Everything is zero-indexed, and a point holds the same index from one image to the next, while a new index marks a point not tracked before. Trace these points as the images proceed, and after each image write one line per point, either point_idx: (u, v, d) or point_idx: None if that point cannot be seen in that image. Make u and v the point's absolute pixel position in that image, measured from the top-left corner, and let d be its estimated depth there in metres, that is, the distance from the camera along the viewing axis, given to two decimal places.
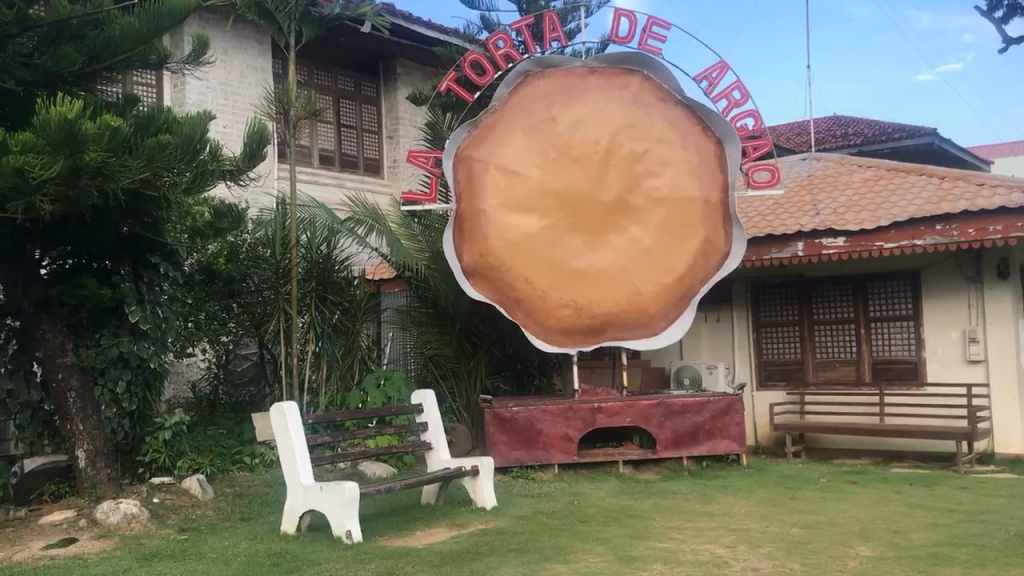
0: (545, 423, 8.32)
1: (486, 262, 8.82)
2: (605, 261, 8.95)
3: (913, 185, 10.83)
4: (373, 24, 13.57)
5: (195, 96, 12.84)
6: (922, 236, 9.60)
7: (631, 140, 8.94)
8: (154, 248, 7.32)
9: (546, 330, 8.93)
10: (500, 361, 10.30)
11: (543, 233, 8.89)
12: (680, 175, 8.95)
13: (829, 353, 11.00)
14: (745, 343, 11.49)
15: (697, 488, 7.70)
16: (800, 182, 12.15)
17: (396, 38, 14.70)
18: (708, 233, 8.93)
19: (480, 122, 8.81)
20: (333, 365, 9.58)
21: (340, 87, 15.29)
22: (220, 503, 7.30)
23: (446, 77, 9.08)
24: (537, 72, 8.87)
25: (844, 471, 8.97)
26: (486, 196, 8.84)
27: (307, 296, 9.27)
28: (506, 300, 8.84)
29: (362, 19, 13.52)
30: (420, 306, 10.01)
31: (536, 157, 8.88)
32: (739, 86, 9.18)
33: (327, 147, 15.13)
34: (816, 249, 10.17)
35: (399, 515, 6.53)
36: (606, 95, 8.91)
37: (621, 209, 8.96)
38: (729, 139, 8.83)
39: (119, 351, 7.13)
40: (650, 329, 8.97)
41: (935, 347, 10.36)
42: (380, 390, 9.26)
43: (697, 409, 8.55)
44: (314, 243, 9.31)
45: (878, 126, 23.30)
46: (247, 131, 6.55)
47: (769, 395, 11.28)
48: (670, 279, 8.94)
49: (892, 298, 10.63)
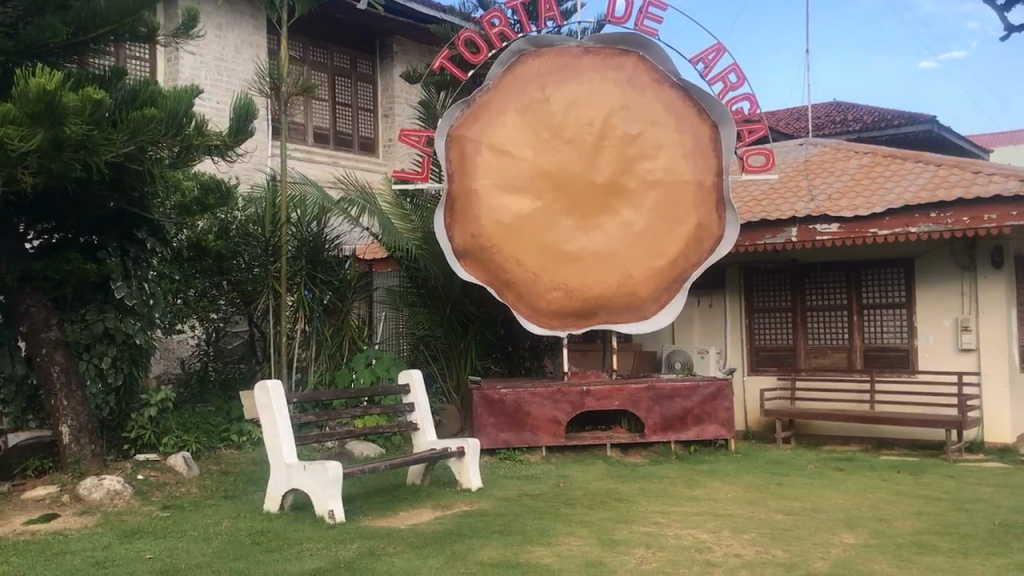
0: (534, 406, 8.29)
1: (478, 243, 8.75)
2: (597, 243, 8.89)
3: (908, 172, 10.77)
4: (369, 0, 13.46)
5: (189, 71, 12.74)
6: (917, 223, 9.55)
7: (626, 122, 8.86)
8: (141, 224, 7.29)
9: (536, 312, 8.89)
10: (491, 343, 10.26)
11: (535, 214, 8.81)
12: (674, 157, 8.89)
13: (821, 339, 10.98)
14: (736, 328, 11.47)
15: (685, 472, 7.68)
16: (796, 167, 12.10)
17: (392, 15, 14.59)
18: (701, 217, 8.89)
19: (472, 101, 8.71)
20: (322, 343, 9.58)
21: (335, 64, 15.20)
22: (205, 481, 7.28)
23: (440, 55, 8.98)
24: (532, 52, 8.78)
25: (833, 457, 8.96)
26: (478, 176, 8.75)
27: (297, 275, 9.17)
28: (497, 282, 8.79)
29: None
30: (411, 286, 9.96)
31: (529, 138, 8.79)
32: (735, 69, 9.11)
33: (322, 124, 15.05)
34: (810, 235, 10.11)
35: (383, 495, 6.50)
36: (601, 76, 8.83)
37: (614, 192, 8.90)
38: (724, 122, 8.80)
39: (104, 327, 7.13)
40: (641, 313, 8.95)
41: (926, 335, 10.33)
42: (370, 369, 9.23)
43: (686, 393, 8.52)
44: (303, 221, 9.17)
45: (877, 112, 23.23)
46: (233, 105, 6.44)
47: (760, 380, 11.26)
48: (662, 262, 8.91)
49: (886, 286, 10.60)
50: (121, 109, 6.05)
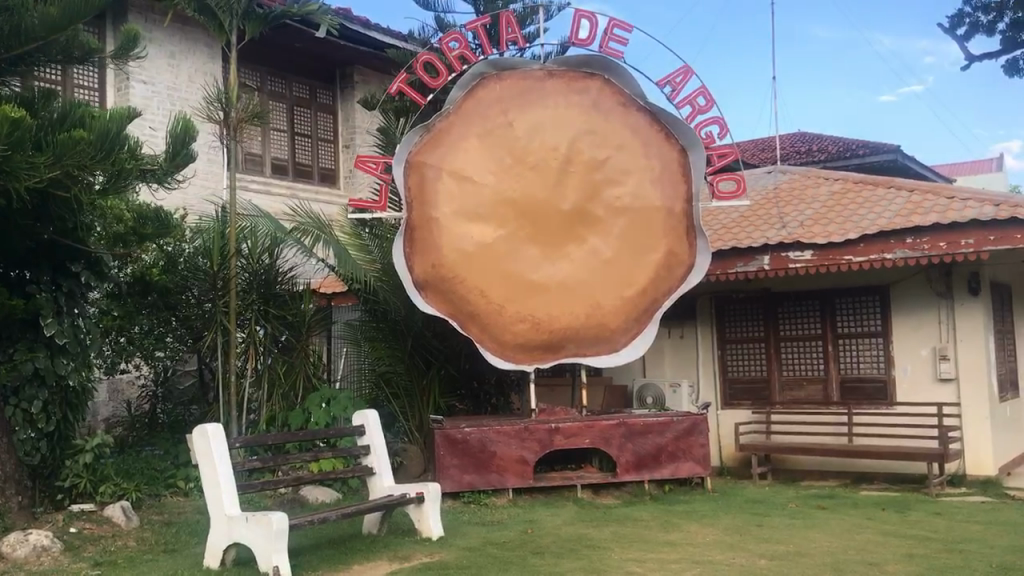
0: (499, 445, 7.83)
1: (439, 274, 8.31)
2: (563, 273, 8.53)
3: (881, 198, 10.54)
4: (327, 28, 13.11)
5: (140, 100, 12.27)
6: (892, 249, 9.28)
7: (593, 146, 8.53)
8: (76, 257, 6.79)
9: (501, 345, 8.45)
10: (455, 379, 9.80)
11: (498, 243, 8.42)
12: (642, 184, 8.56)
13: (796, 371, 10.65)
14: (709, 360, 11.12)
15: (660, 514, 7.25)
16: (766, 194, 11.83)
17: (347, 42, 14.27)
18: (671, 245, 8.55)
19: (432, 125, 8.32)
20: (276, 381, 9.01)
21: (294, 94, 14.83)
22: (144, 533, 6.72)
23: (396, 79, 8.61)
24: (494, 75, 8.41)
25: (813, 494, 8.56)
26: (439, 204, 8.34)
27: (248, 309, 8.70)
28: (460, 315, 8.34)
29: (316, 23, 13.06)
30: (370, 321, 9.52)
31: (492, 163, 8.42)
32: (704, 92, 8.82)
33: (280, 155, 14.63)
34: (783, 263, 9.81)
35: (336, 547, 6.01)
36: (565, 100, 8.49)
37: (581, 219, 8.55)
38: (693, 147, 8.48)
39: (34, 368, 6.54)
40: (611, 346, 8.55)
41: (904, 366, 10.04)
42: (326, 409, 8.74)
43: (659, 430, 8.09)
44: (255, 253, 8.68)
45: (843, 143, 23.23)
46: (172, 128, 5.94)
47: (734, 414, 10.89)
48: (631, 292, 8.54)
49: (861, 315, 10.31)
50: (49, 134, 5.55)
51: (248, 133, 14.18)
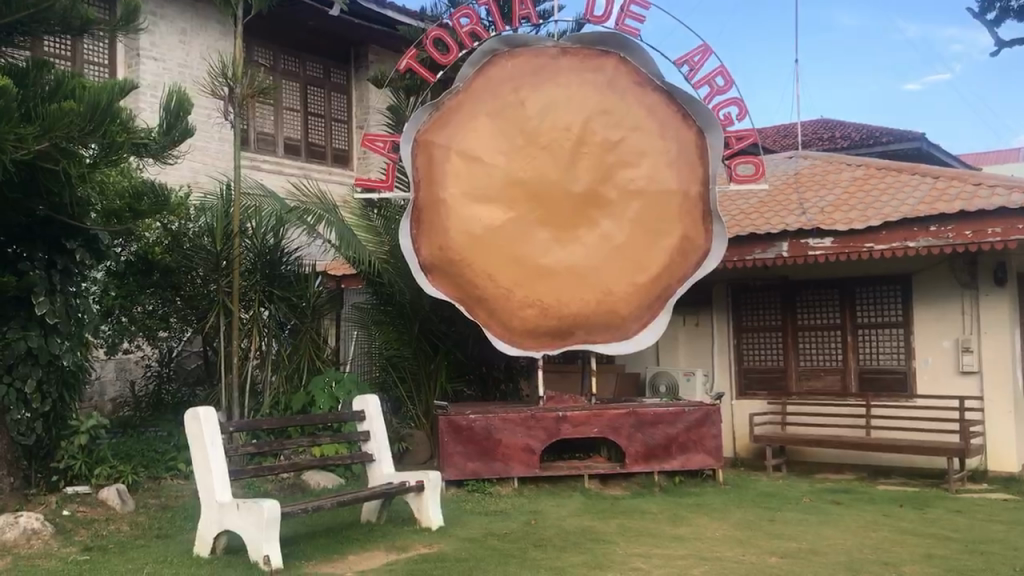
0: (505, 433, 7.62)
1: (446, 256, 8.08)
2: (574, 257, 8.29)
3: (905, 184, 10.23)
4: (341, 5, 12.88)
5: (151, 77, 12.10)
6: (915, 237, 8.99)
7: (606, 127, 8.27)
8: (73, 234, 6.64)
9: (509, 331, 8.22)
10: (463, 365, 9.60)
11: (508, 226, 8.19)
12: (657, 167, 8.30)
13: (813, 361, 10.39)
14: (724, 349, 10.88)
15: (669, 507, 7.02)
16: (786, 179, 11.54)
17: (348, 16, 13.82)
18: (686, 230, 8.29)
19: (441, 104, 8.08)
20: (279, 363, 8.83)
21: (307, 73, 14.62)
22: (139, 517, 6.57)
23: (406, 55, 8.38)
24: (505, 52, 8.15)
25: (829, 489, 8.30)
26: (447, 184, 8.10)
27: (251, 291, 8.55)
28: (467, 299, 8.12)
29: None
30: (376, 305, 9.33)
31: (502, 144, 8.17)
32: (722, 72, 8.54)
33: (293, 135, 14.43)
34: (802, 250, 9.54)
35: (332, 535, 5.84)
36: (579, 79, 8.23)
37: (593, 203, 8.31)
38: (710, 129, 8.21)
39: (27, 347, 6.36)
40: (622, 333, 8.32)
41: (925, 358, 9.76)
42: (329, 393, 8.55)
43: (670, 420, 7.86)
44: (258, 232, 8.49)
45: (867, 130, 22.81)
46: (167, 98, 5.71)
47: (749, 405, 10.65)
48: (644, 278, 8.30)
49: (881, 305, 10.03)
50: (39, 103, 5.36)
51: (261, 113, 13.99)
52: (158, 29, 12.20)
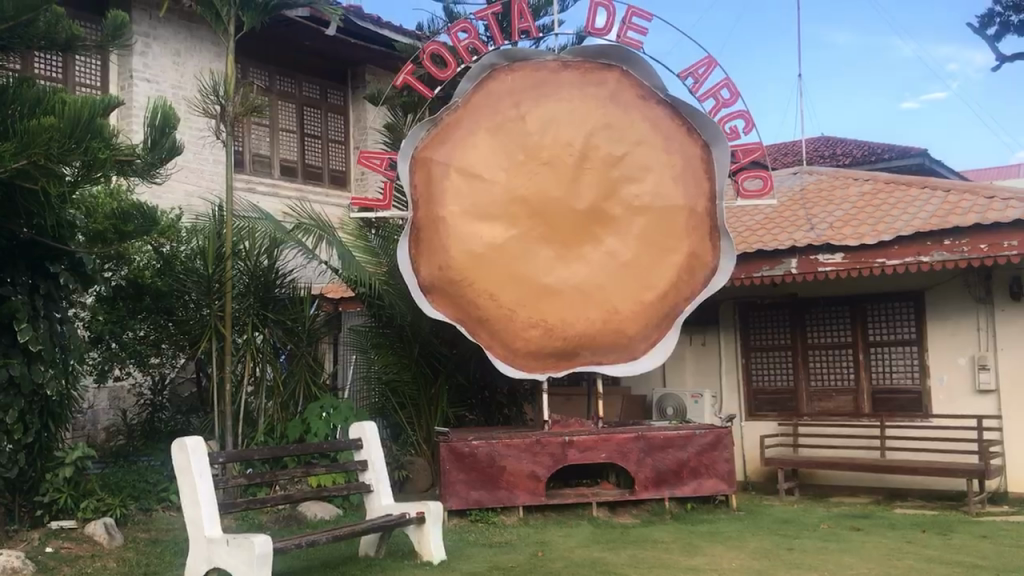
0: (509, 459, 7.32)
1: (446, 276, 7.81)
2: (579, 276, 8.03)
3: (915, 198, 9.98)
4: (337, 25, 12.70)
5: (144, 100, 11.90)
6: (929, 251, 8.73)
7: (610, 141, 8.03)
8: (56, 257, 6.39)
9: (512, 353, 7.94)
10: (464, 389, 9.33)
11: (510, 244, 7.93)
12: (662, 181, 8.06)
13: (824, 381, 10.11)
14: (732, 369, 10.61)
15: (682, 536, 6.72)
16: (792, 195, 11.29)
17: (345, 37, 13.70)
18: (693, 246, 8.04)
19: (439, 120, 7.83)
20: (276, 389, 8.58)
21: (303, 94, 14.42)
22: (126, 553, 6.25)
23: (402, 71, 8.15)
24: (505, 66, 7.91)
25: (846, 514, 7.98)
26: (446, 202, 7.85)
27: (246, 314, 8.25)
28: (468, 320, 7.84)
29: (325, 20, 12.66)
30: (375, 328, 9.05)
31: (502, 160, 7.93)
32: (728, 84, 8.31)
33: (289, 156, 14.21)
34: (812, 266, 9.26)
35: (330, 571, 5.55)
36: (580, 93, 8.00)
37: (597, 220, 8.06)
38: (716, 142, 7.97)
39: (8, 374, 6.10)
40: (628, 354, 8.04)
41: (940, 375, 9.48)
42: (325, 419, 8.27)
43: (680, 444, 7.57)
44: (251, 253, 8.20)
45: (868, 147, 22.61)
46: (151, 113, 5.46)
47: (759, 426, 10.37)
48: (650, 296, 8.04)
49: (894, 322, 9.75)
50: (20, 120, 5.10)
51: (257, 134, 13.78)
52: (151, 50, 12.01)
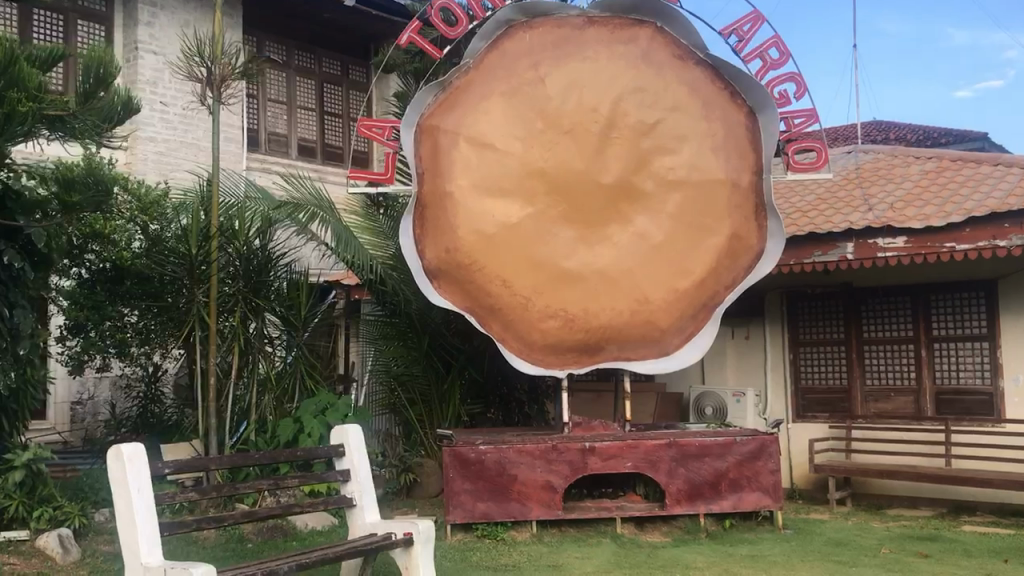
0: (522, 468, 6.43)
1: (453, 260, 6.90)
2: (603, 260, 7.11)
3: (986, 177, 8.88)
4: None
5: (149, 73, 11.17)
6: (1006, 235, 7.66)
7: (640, 108, 7.10)
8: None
9: (528, 346, 7.03)
10: (480, 385, 8.53)
11: (526, 223, 7.01)
12: (700, 153, 7.12)
13: (882, 380, 9.14)
14: (779, 366, 9.66)
15: (718, 561, 5.78)
16: (846, 175, 10.24)
17: (365, 7, 12.80)
18: (735, 226, 7.09)
19: (448, 83, 6.89)
20: (266, 382, 7.69)
21: (323, 70, 13.62)
22: (79, 569, 5.47)
23: (407, 28, 7.28)
24: (523, 22, 6.97)
25: (911, 533, 6.97)
26: (455, 175, 6.93)
27: (231, 299, 7.35)
28: (478, 310, 6.94)
29: None
30: (380, 316, 8.21)
31: (518, 128, 7.00)
32: (777, 42, 7.32)
33: (307, 136, 13.40)
34: (870, 251, 8.30)
35: None
36: (608, 52, 7.06)
37: (626, 196, 7.14)
38: (762, 107, 7.01)
39: None
40: (660, 350, 7.11)
41: (1015, 375, 8.45)
42: (320, 418, 7.48)
43: (718, 452, 6.63)
44: (240, 232, 7.26)
45: (923, 132, 21.30)
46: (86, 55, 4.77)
47: (807, 429, 9.42)
48: (686, 283, 7.10)
49: (960, 315, 8.73)
50: None
51: (272, 111, 12.99)
52: (158, 21, 11.27)
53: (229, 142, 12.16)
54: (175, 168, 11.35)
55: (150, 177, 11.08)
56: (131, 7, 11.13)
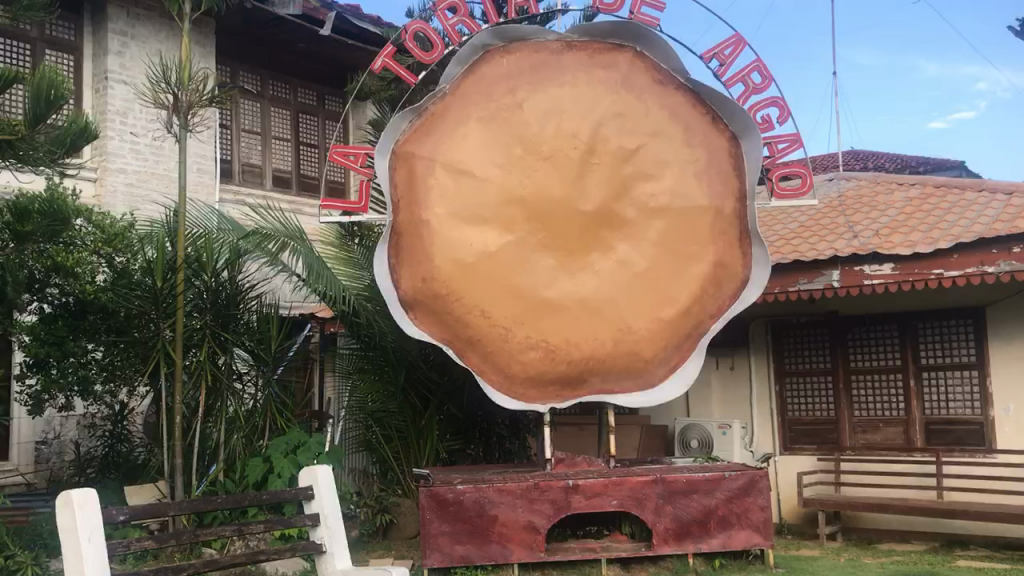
0: (502, 508, 6.13)
1: (430, 290, 6.64)
2: (585, 289, 6.88)
3: (971, 203, 8.75)
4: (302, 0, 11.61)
5: (120, 103, 10.90)
6: (995, 261, 7.51)
7: (621, 134, 6.92)
8: None
9: (508, 379, 6.75)
10: (459, 420, 8.26)
11: (505, 252, 6.77)
12: (682, 179, 6.94)
13: (870, 411, 8.98)
14: (764, 397, 9.49)
15: None
16: (830, 202, 10.10)
17: (341, 37, 12.61)
18: (719, 253, 6.91)
19: (423, 109, 6.70)
20: (235, 421, 7.37)
21: (298, 100, 13.42)
22: None
23: (381, 53, 7.08)
24: (499, 47, 6.79)
25: (907, 570, 6.74)
26: (430, 203, 6.70)
27: (197, 333, 7.06)
28: (456, 342, 6.68)
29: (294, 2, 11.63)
30: (355, 349, 7.94)
31: (496, 154, 6.78)
32: (759, 67, 7.18)
33: (283, 167, 13.16)
34: (856, 278, 8.14)
35: None
36: (587, 77, 6.88)
37: (607, 223, 6.93)
38: (745, 133, 6.88)
39: None
40: (644, 382, 6.87)
41: (1005, 405, 8.27)
42: (290, 458, 7.13)
43: (707, 489, 6.38)
44: (207, 264, 7.00)
45: (902, 160, 21.35)
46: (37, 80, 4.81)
47: (796, 461, 9.19)
48: (670, 312, 6.87)
49: (948, 343, 8.58)
50: None
51: (247, 142, 12.74)
52: (128, 50, 11.01)
53: (201, 173, 11.90)
54: (145, 200, 11.07)
55: (119, 210, 10.79)
56: (101, 37, 10.89)
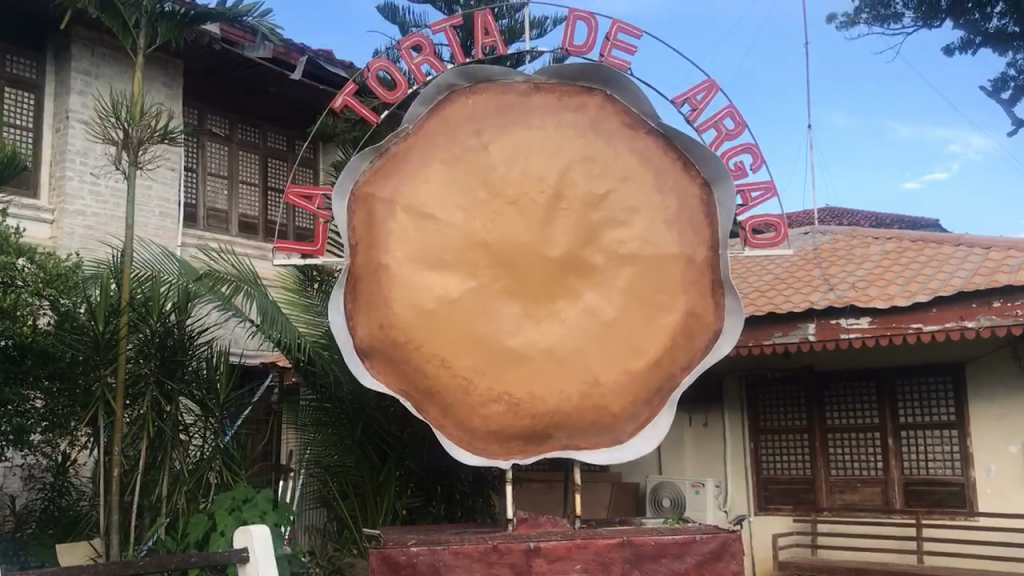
0: (458, 572, 5.72)
1: (388, 338, 6.29)
2: (551, 339, 6.54)
3: (949, 257, 8.58)
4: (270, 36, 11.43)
5: (80, 143, 10.56)
6: (974, 316, 7.30)
7: (589, 178, 6.67)
8: None
9: (469, 434, 6.36)
10: (421, 477, 7.89)
11: (467, 298, 6.44)
12: (653, 226, 6.70)
13: (848, 470, 9.02)
14: (738, 455, 9.62)
15: None
16: (806, 255, 9.90)
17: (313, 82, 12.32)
18: (691, 304, 6.63)
19: (385, 149, 6.44)
20: (178, 476, 6.89)
21: (268, 145, 13.15)
22: None
23: (342, 91, 6.83)
24: (465, 87, 6.58)
25: None
26: (390, 247, 6.40)
27: (141, 380, 6.67)
28: (414, 393, 6.30)
29: (264, 40, 11.45)
30: (312, 400, 7.56)
31: (460, 198, 6.51)
32: (732, 112, 7.00)
33: (250, 212, 12.86)
34: (833, 332, 7.91)
35: None
36: (555, 119, 6.66)
37: (575, 270, 6.64)
38: (718, 180, 6.66)
39: None
40: (612, 438, 6.51)
41: (986, 466, 8.29)
42: (234, 515, 6.63)
43: (677, 552, 6.02)
44: (155, 308, 6.66)
45: (875, 218, 21.39)
46: None
47: (771, 523, 9.29)
48: (640, 364, 6.54)
49: (927, 400, 8.65)
50: None
51: (212, 186, 12.44)
52: (91, 90, 10.71)
53: (163, 217, 11.54)
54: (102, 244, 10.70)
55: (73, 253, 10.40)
56: (63, 76, 10.60)
